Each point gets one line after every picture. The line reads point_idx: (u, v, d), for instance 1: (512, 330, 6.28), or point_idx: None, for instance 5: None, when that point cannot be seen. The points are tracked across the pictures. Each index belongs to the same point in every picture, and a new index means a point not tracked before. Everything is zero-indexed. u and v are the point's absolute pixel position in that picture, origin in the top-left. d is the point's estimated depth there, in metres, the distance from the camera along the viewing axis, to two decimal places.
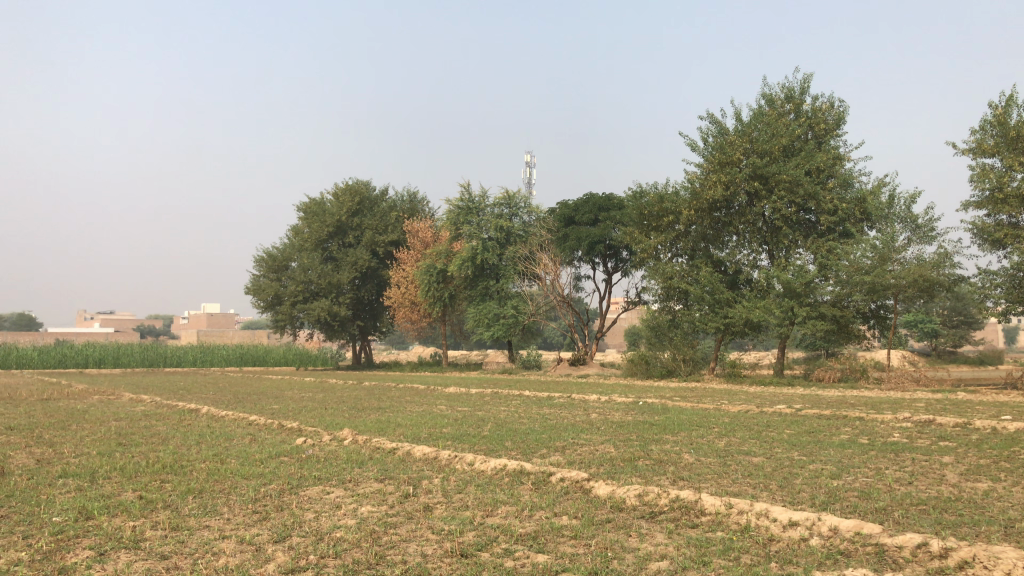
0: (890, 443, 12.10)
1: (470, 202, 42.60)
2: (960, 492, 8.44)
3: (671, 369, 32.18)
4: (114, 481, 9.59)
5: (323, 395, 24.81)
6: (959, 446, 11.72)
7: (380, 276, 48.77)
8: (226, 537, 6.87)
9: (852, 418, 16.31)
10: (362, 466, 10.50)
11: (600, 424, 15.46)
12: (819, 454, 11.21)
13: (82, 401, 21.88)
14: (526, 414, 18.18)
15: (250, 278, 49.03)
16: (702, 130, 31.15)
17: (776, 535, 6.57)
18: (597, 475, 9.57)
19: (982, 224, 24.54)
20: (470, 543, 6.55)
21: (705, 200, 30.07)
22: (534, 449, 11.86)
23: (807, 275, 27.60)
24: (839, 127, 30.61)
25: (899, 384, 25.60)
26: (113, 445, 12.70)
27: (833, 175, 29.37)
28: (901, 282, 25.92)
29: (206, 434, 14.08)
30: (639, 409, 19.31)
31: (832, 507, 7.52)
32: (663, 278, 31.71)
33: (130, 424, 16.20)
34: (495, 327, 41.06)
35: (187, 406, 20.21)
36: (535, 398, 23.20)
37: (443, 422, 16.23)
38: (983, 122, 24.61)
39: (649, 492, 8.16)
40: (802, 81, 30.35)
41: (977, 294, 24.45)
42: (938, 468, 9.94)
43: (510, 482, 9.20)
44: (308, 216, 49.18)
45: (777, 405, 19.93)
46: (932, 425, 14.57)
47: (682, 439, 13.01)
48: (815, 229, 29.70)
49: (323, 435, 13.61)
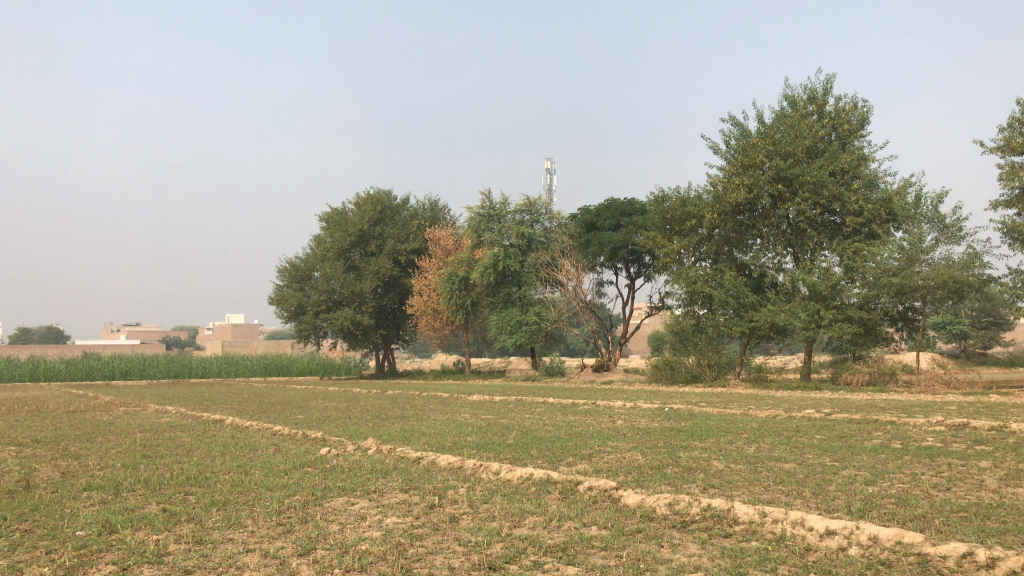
0: (924, 448, 11.83)
1: (491, 210, 42.85)
2: (1001, 497, 8.19)
3: (696, 375, 31.72)
4: (139, 494, 9.57)
5: (346, 404, 24.78)
6: (996, 451, 11.43)
7: (402, 284, 48.81)
8: (250, 550, 6.78)
9: (883, 422, 15.99)
10: (387, 476, 10.40)
11: (626, 432, 15.23)
12: (852, 460, 10.96)
13: (108, 413, 22.05)
14: (552, 421, 18.00)
15: (274, 289, 49.20)
16: (724, 133, 31.05)
17: (813, 545, 6.38)
18: (625, 483, 9.40)
19: (1012, 223, 24.09)
20: (498, 555, 6.39)
21: (728, 203, 29.74)
22: (560, 457, 11.73)
23: (833, 277, 27.25)
24: (864, 128, 30.25)
25: (929, 387, 25.08)
26: (138, 456, 12.73)
27: (858, 176, 29.09)
28: (930, 284, 25.47)
29: (231, 445, 14.03)
30: (664, 415, 19.06)
31: (870, 515, 7.30)
32: (687, 283, 31.40)
33: (155, 435, 16.16)
34: (518, 334, 40.83)
35: (213, 416, 20.33)
36: (560, 405, 23.01)
37: (467, 431, 16.07)
38: (1011, 120, 24.23)
39: (680, 501, 7.98)
40: (825, 82, 30.10)
41: (1008, 295, 23.96)
42: (975, 473, 9.65)
43: (536, 492, 9.04)
44: (330, 225, 49.43)
45: (806, 410, 19.45)
46: (966, 429, 14.26)
47: (711, 445, 12.80)
48: (841, 230, 29.27)
49: (347, 445, 13.57)
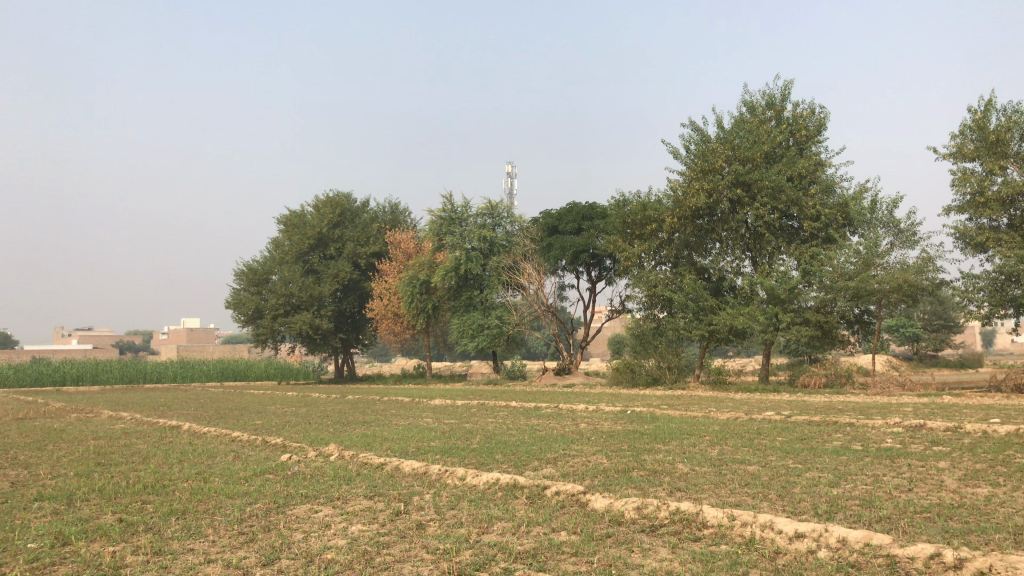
0: (884, 449, 11.98)
1: (452, 213, 42.69)
2: (962, 498, 8.30)
3: (656, 377, 32.07)
4: (94, 504, 9.29)
5: (306, 409, 24.46)
6: (953, 451, 11.61)
7: (362, 288, 48.45)
8: (211, 561, 6.59)
9: (842, 423, 16.18)
10: (350, 482, 10.23)
11: (590, 435, 15.20)
12: (814, 462, 11.05)
13: (60, 419, 21.55)
14: (515, 425, 17.96)
15: (231, 292, 48.37)
16: (684, 138, 31.30)
17: (783, 548, 6.38)
18: (592, 487, 9.35)
19: (964, 228, 24.58)
20: (468, 562, 6.30)
21: (688, 207, 29.96)
22: (525, 462, 11.64)
23: (791, 281, 27.57)
24: (821, 134, 30.67)
25: (884, 389, 25.56)
26: (93, 464, 12.39)
27: (815, 180, 29.52)
28: (885, 287, 25.87)
29: (189, 452, 13.72)
30: (627, 418, 19.14)
31: (837, 518, 7.33)
32: (647, 286, 31.55)
33: (109, 443, 15.75)
34: (479, 337, 40.73)
35: (169, 422, 19.94)
36: (522, 408, 22.91)
37: (430, 436, 15.89)
38: (962, 126, 24.75)
39: (648, 505, 7.95)
40: (783, 88, 30.48)
41: (961, 298, 24.38)
42: (935, 474, 9.79)
43: (503, 497, 8.96)
44: (288, 228, 48.79)
45: (765, 412, 19.65)
46: (923, 430, 14.48)
47: (674, 447, 12.84)
48: (798, 235, 29.68)
49: (308, 451, 13.34)
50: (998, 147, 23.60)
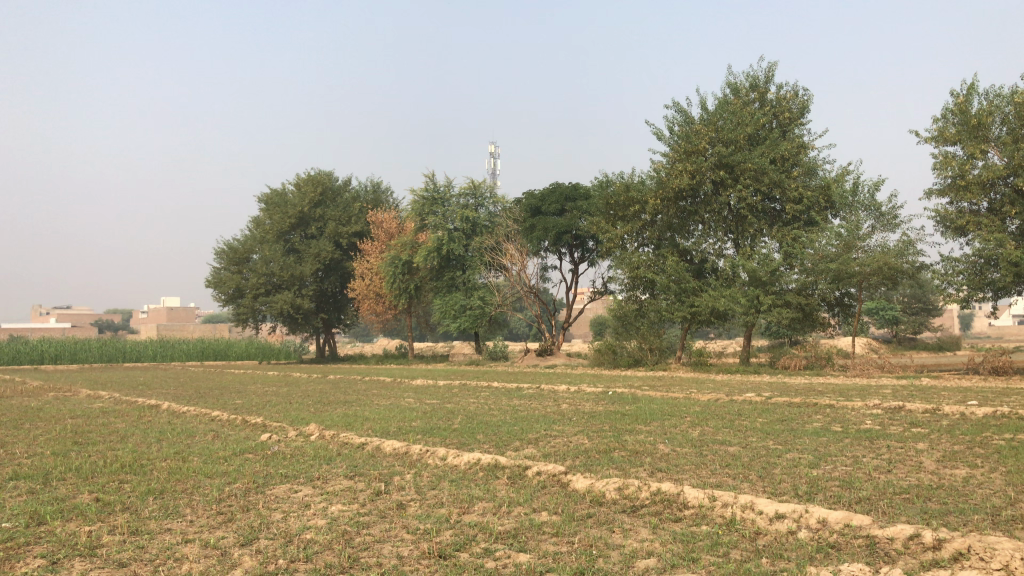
0: (864, 430, 12.07)
1: (435, 192, 42.49)
2: (940, 479, 8.36)
3: (638, 359, 32.30)
4: (70, 483, 9.18)
5: (287, 388, 24.30)
6: (932, 433, 11.70)
7: (344, 268, 48.21)
8: (189, 541, 6.51)
9: (822, 405, 16.28)
10: (331, 462, 10.18)
11: (572, 416, 15.17)
12: (795, 443, 11.09)
13: (37, 398, 21.33)
14: (496, 405, 17.94)
15: (211, 271, 47.96)
16: (668, 119, 31.19)
17: (763, 529, 6.39)
18: (573, 467, 9.34)
19: (944, 211, 24.68)
20: (448, 543, 6.26)
21: (671, 189, 29.93)
22: (507, 442, 11.62)
23: (773, 263, 27.64)
24: (803, 116, 30.68)
25: (863, 371, 25.81)
26: (69, 443, 12.24)
27: (797, 163, 29.54)
28: (866, 270, 25.95)
29: (168, 431, 13.62)
30: (609, 399, 19.18)
31: (817, 498, 7.35)
32: (630, 268, 31.53)
33: (87, 422, 15.61)
34: (462, 318, 40.66)
35: (148, 402, 19.76)
36: (504, 389, 22.90)
37: (412, 416, 15.84)
38: (945, 110, 24.81)
39: (629, 485, 7.94)
40: (767, 70, 30.42)
41: (940, 281, 24.51)
42: (914, 455, 9.86)
43: (485, 477, 8.94)
44: (269, 207, 48.37)
45: (746, 394, 19.72)
46: (902, 412, 14.59)
47: (655, 428, 12.87)
48: (780, 217, 29.76)
49: (288, 431, 13.24)
50: (980, 130, 23.66)
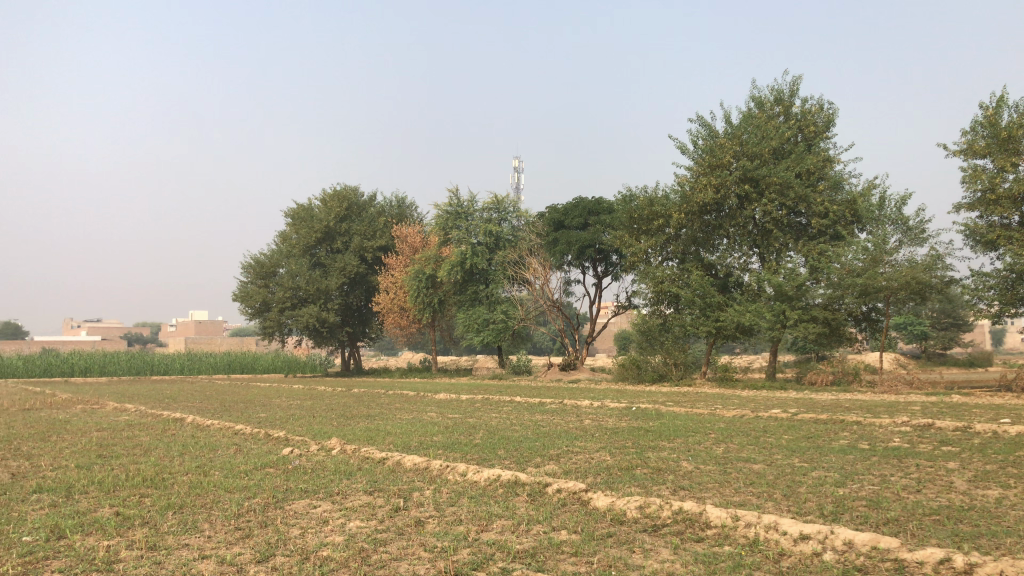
0: (892, 449, 11.83)
1: (459, 207, 42.51)
2: (972, 500, 8.15)
3: (662, 374, 31.73)
4: (92, 497, 9.21)
5: (311, 402, 24.36)
6: (963, 451, 11.45)
7: (368, 282, 48.40)
8: (206, 557, 6.49)
9: (849, 422, 15.98)
10: (351, 477, 10.14)
11: (594, 431, 15.04)
12: (821, 461, 10.90)
13: (65, 410, 21.58)
14: (519, 420, 17.84)
15: (238, 285, 48.33)
16: (692, 133, 31.07)
17: (787, 550, 6.25)
18: (594, 485, 9.21)
19: (974, 226, 24.30)
20: (465, 561, 6.18)
21: (695, 203, 29.74)
22: (528, 458, 11.52)
23: (799, 278, 27.35)
24: (829, 130, 30.43)
25: (892, 387, 25.41)
26: (93, 456, 12.31)
27: (823, 177, 29.26)
28: (894, 284, 25.56)
29: (190, 445, 13.66)
30: (632, 414, 19.00)
31: (843, 519, 7.19)
32: (654, 282, 31.34)
33: (112, 434, 15.70)
34: (485, 332, 40.58)
35: (173, 415, 19.83)
36: (527, 404, 22.78)
37: (434, 430, 15.78)
38: (974, 123, 24.49)
39: (651, 504, 7.82)
40: (792, 84, 30.25)
41: (971, 296, 24.09)
42: (944, 475, 9.64)
43: (504, 494, 8.84)
44: (295, 221, 48.73)
45: (772, 410, 19.46)
46: (932, 429, 14.32)
47: (679, 445, 12.72)
48: (806, 231, 29.47)
49: (310, 445, 13.26)
50: (1010, 143, 23.29)
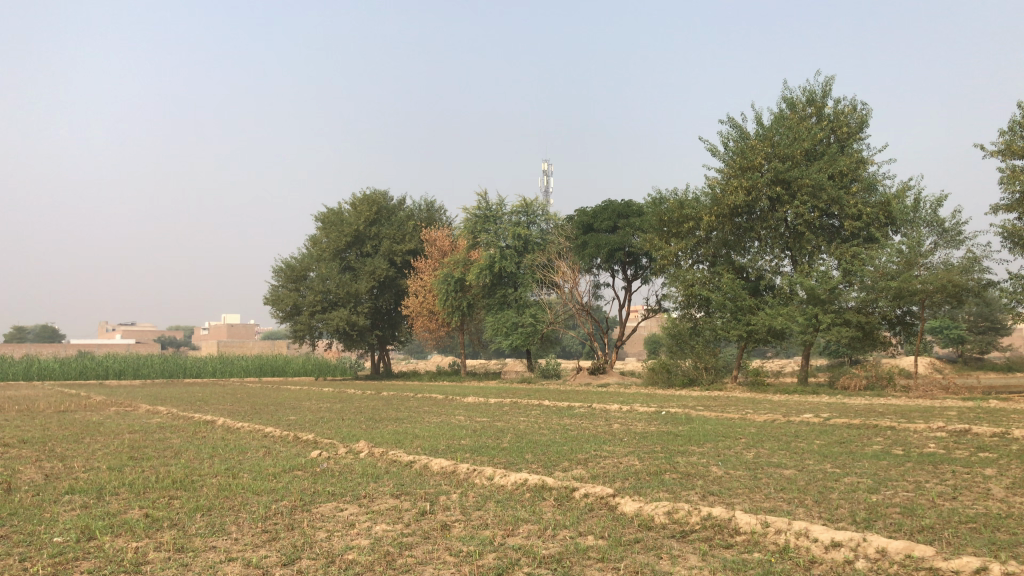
0: (927, 455, 11.58)
1: (487, 211, 42.72)
2: (1010, 507, 7.95)
3: (693, 378, 31.56)
4: (122, 498, 9.30)
5: (340, 405, 24.44)
6: (1000, 458, 11.19)
7: (398, 285, 48.59)
8: (232, 559, 6.50)
9: (882, 427, 15.71)
10: (378, 480, 10.13)
11: (623, 436, 14.92)
12: (853, 466, 10.70)
13: (100, 412, 21.84)
14: (547, 424, 17.78)
15: (270, 289, 48.77)
16: (723, 135, 30.83)
17: (818, 557, 6.13)
18: (622, 490, 9.12)
19: (1012, 228, 23.83)
20: (490, 566, 6.13)
21: (726, 205, 29.49)
22: (556, 462, 11.44)
23: (831, 281, 27.01)
24: (862, 131, 30.03)
25: (927, 392, 24.95)
26: (125, 458, 12.43)
27: (856, 179, 28.87)
28: (929, 288, 25.12)
29: (220, 447, 13.76)
30: (661, 419, 18.84)
31: (876, 526, 7.05)
32: (685, 285, 31.13)
33: (144, 436, 15.87)
34: (514, 335, 40.53)
35: (204, 417, 20.01)
36: (555, 408, 22.67)
37: (461, 434, 15.74)
38: (1012, 123, 24.04)
39: (679, 510, 7.72)
40: (824, 84, 29.90)
41: (1009, 300, 23.61)
42: (981, 482, 9.41)
43: (531, 499, 8.78)
44: (325, 225, 49.08)
45: (804, 414, 19.17)
46: (968, 435, 14.02)
47: (709, 450, 12.56)
48: (839, 234, 29.09)
49: (338, 448, 13.28)
50: None
